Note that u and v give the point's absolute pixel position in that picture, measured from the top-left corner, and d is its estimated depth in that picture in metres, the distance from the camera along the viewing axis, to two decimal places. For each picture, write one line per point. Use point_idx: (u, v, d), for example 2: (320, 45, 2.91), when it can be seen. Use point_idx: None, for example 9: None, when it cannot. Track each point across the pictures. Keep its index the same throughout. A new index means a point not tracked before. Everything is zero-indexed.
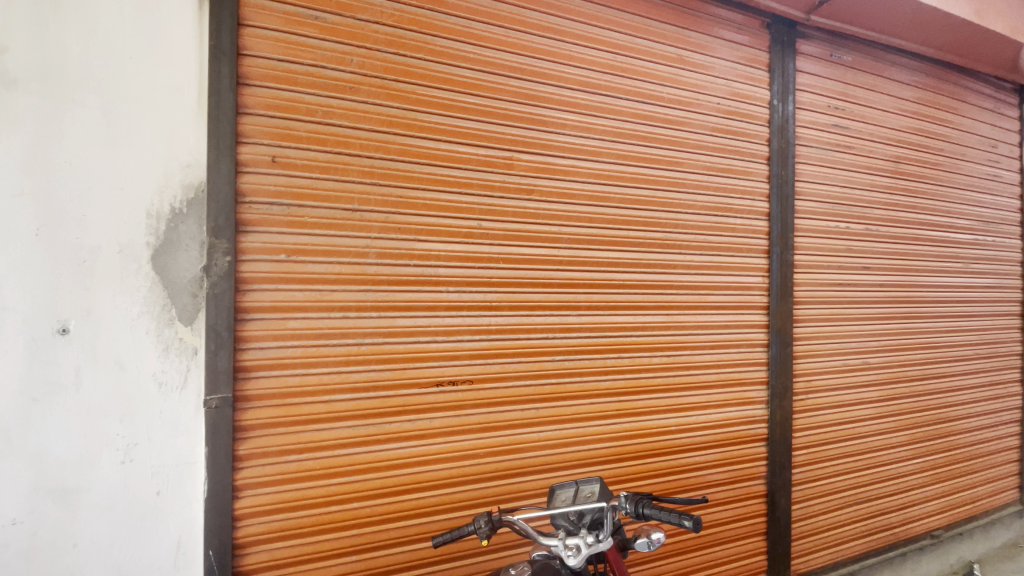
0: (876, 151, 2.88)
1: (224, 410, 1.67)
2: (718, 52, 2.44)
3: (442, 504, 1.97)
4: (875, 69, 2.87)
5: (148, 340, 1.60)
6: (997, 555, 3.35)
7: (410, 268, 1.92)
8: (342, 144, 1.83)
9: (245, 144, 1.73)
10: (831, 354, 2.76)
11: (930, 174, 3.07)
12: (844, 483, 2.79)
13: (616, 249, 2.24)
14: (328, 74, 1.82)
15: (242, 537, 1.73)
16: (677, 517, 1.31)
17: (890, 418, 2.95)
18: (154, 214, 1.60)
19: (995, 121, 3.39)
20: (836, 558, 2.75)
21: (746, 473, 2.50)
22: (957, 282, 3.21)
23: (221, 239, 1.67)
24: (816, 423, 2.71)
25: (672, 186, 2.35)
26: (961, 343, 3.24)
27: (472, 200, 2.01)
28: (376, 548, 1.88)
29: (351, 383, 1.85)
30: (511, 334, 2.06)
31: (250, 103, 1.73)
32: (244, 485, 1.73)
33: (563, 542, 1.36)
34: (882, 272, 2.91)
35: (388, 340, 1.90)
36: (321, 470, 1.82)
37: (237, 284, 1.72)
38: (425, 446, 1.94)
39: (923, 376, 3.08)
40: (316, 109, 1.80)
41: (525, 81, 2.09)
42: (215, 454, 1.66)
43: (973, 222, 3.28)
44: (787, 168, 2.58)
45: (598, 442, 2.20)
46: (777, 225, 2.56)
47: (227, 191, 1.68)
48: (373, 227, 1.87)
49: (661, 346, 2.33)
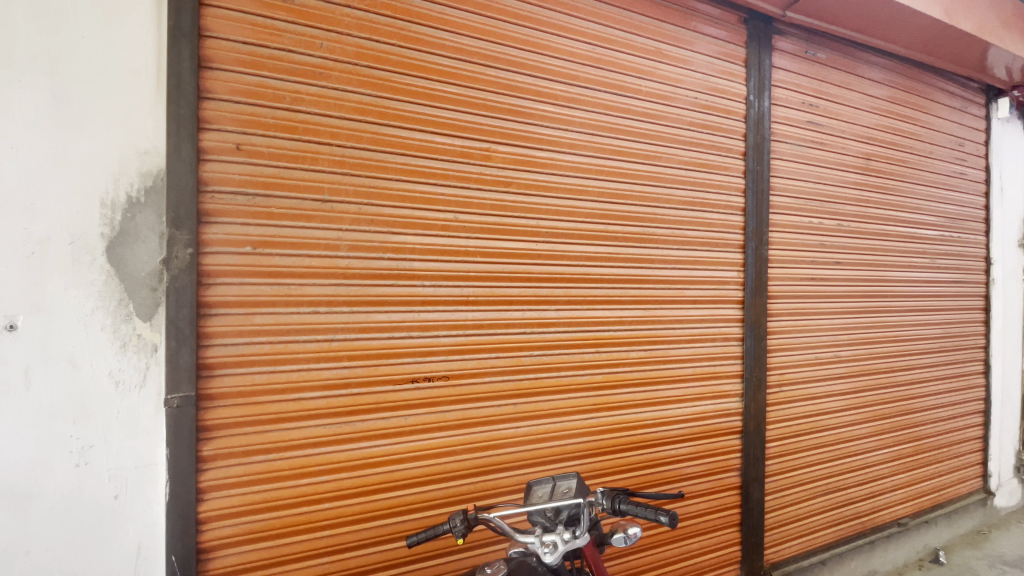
0: (849, 148, 2.94)
1: (186, 409, 1.58)
2: (696, 47, 2.44)
3: (418, 502, 1.92)
4: (848, 67, 2.94)
5: (103, 337, 1.50)
6: (961, 542, 3.48)
7: (384, 261, 1.86)
8: (311, 132, 1.75)
9: (207, 130, 1.63)
10: (804, 348, 2.81)
11: (899, 172, 3.16)
12: (815, 474, 2.86)
13: (595, 243, 2.23)
14: (297, 58, 1.73)
15: (205, 542, 1.64)
16: (654, 513, 1.30)
17: (859, 410, 3.03)
18: (109, 204, 1.50)
19: (961, 121, 3.50)
20: (808, 547, 2.82)
21: (721, 465, 2.52)
22: (924, 277, 3.31)
23: (183, 230, 1.58)
24: (789, 415, 2.76)
25: (650, 180, 2.34)
26: (927, 337, 3.35)
27: (448, 192, 1.96)
28: (349, 549, 1.83)
29: (321, 381, 1.78)
30: (488, 329, 2.03)
31: (213, 87, 1.64)
32: (208, 486, 1.64)
33: (540, 538, 1.32)
34: (852, 268, 2.98)
35: (360, 336, 1.83)
36: (289, 470, 1.75)
37: (199, 277, 1.62)
38: (400, 443, 1.89)
39: (891, 368, 3.17)
40: (284, 95, 1.72)
41: (504, 71, 2.05)
42: (176, 455, 1.57)
43: (939, 219, 3.38)
44: (763, 164, 2.61)
45: (575, 436, 2.19)
46: (753, 220, 2.59)
47: (189, 179, 1.58)
48: (345, 219, 1.80)
49: (639, 340, 2.33)
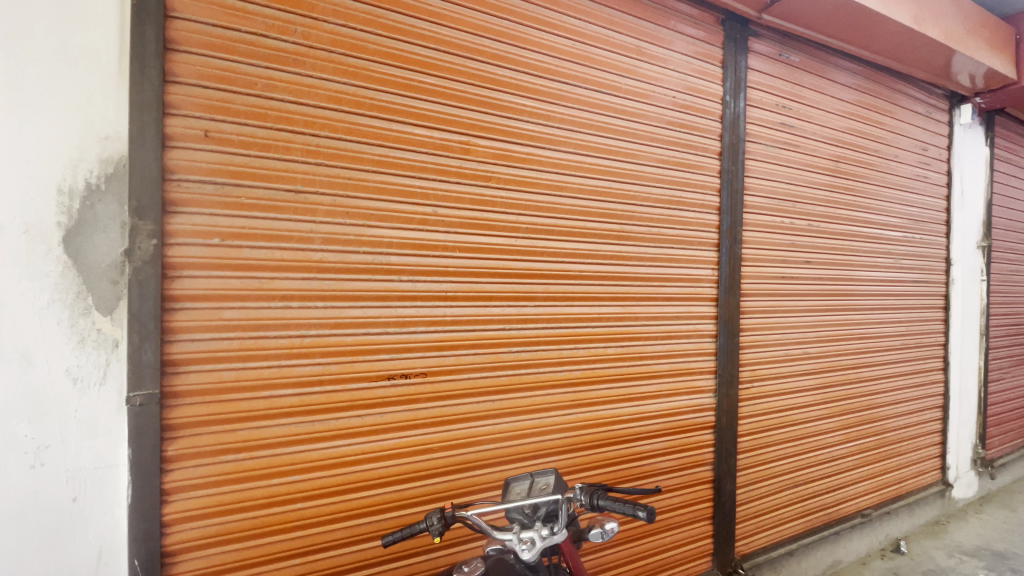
0: (819, 150, 3.02)
1: (150, 407, 1.52)
2: (674, 46, 2.47)
3: (392, 501, 1.89)
4: (820, 71, 3.02)
5: (59, 331, 1.42)
6: (921, 533, 3.63)
7: (360, 255, 1.82)
8: (284, 120, 1.70)
9: (172, 115, 1.56)
10: (775, 344, 2.88)
11: (867, 175, 3.27)
12: (785, 467, 2.94)
13: (573, 240, 2.24)
14: (269, 43, 1.68)
15: (169, 546, 1.58)
16: (632, 507, 1.31)
17: (827, 405, 3.13)
18: (66, 191, 1.42)
19: (926, 126, 3.64)
20: (777, 538, 2.89)
21: (695, 459, 2.57)
22: (888, 277, 3.44)
23: (146, 221, 1.51)
24: (760, 410, 2.83)
25: (628, 178, 2.36)
26: (891, 335, 3.48)
27: (426, 185, 1.93)
28: (320, 549, 1.79)
29: (293, 377, 1.74)
30: (466, 325, 2.02)
31: (179, 70, 1.57)
32: (172, 488, 1.58)
33: (518, 535, 1.30)
34: (821, 268, 3.07)
35: (334, 332, 1.79)
36: (259, 469, 1.69)
37: (163, 270, 1.55)
38: (374, 442, 1.86)
39: (857, 365, 3.29)
40: (256, 81, 1.66)
41: (484, 63, 2.03)
42: (139, 455, 1.50)
43: (904, 221, 3.51)
44: (737, 163, 2.66)
45: (551, 432, 2.20)
46: (727, 219, 2.64)
47: (153, 167, 1.51)
48: (319, 211, 1.75)
49: (616, 337, 2.35)
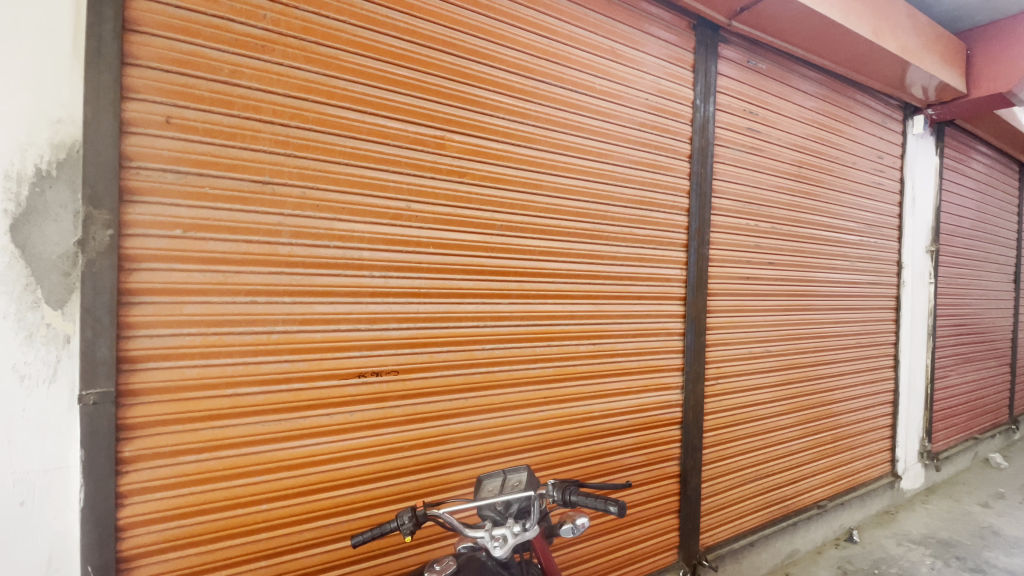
0: (784, 156, 3.14)
1: (105, 407, 1.45)
2: (647, 48, 2.51)
3: (361, 500, 1.87)
4: (786, 78, 3.12)
5: (4, 326, 1.34)
6: (873, 522, 3.82)
7: (330, 250, 1.79)
8: (251, 108, 1.65)
9: (131, 100, 1.49)
10: (739, 342, 2.98)
11: (828, 180, 3.41)
12: (748, 461, 3.04)
13: (545, 238, 2.26)
14: (235, 28, 1.62)
15: (124, 552, 1.51)
16: (603, 503, 1.32)
17: (787, 401, 3.25)
18: (13, 176, 1.34)
19: (882, 135, 3.82)
20: (739, 530, 2.99)
21: (662, 454, 2.63)
22: (846, 279, 3.60)
23: (102, 209, 1.43)
24: (725, 406, 2.92)
25: (600, 178, 2.40)
26: (847, 334, 3.65)
27: (400, 179, 1.91)
28: (285, 551, 1.75)
29: (260, 375, 1.69)
30: (438, 323, 2.01)
31: (138, 53, 1.49)
32: (128, 491, 1.51)
33: (489, 532, 1.31)
34: (784, 269, 3.19)
35: (302, 328, 1.76)
36: (222, 470, 1.64)
37: (119, 261, 1.48)
38: (343, 441, 1.83)
39: (816, 363, 3.43)
40: (221, 66, 1.60)
41: (459, 58, 2.02)
42: (92, 457, 1.43)
43: (861, 225, 3.69)
44: (706, 166, 2.73)
45: (522, 430, 2.22)
46: (695, 220, 2.71)
47: (108, 152, 1.44)
48: (287, 203, 1.71)
49: (587, 334, 2.39)
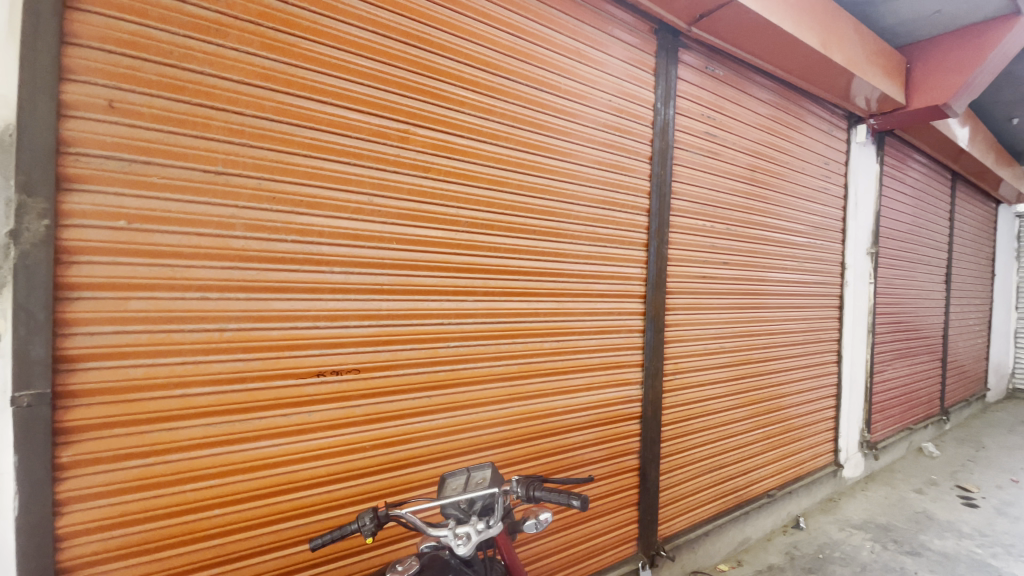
0: (740, 160, 3.27)
1: (40, 409, 1.35)
2: (611, 50, 2.56)
3: (320, 502, 1.83)
4: (742, 85, 3.26)
5: None
6: (817, 509, 4.04)
7: (287, 244, 1.74)
8: (203, 94, 1.58)
9: (70, 82, 1.40)
10: (696, 339, 3.09)
11: (779, 185, 3.58)
12: (704, 453, 3.15)
13: (509, 236, 2.28)
14: (187, 9, 1.55)
15: (62, 562, 1.42)
16: (566, 497, 1.34)
17: (741, 395, 3.40)
18: None
19: (829, 142, 4.04)
20: (695, 520, 3.10)
21: (623, 449, 2.69)
22: (794, 278, 3.79)
23: (36, 198, 1.34)
24: (683, 401, 3.02)
25: (563, 177, 2.43)
26: (796, 331, 3.84)
27: (362, 172, 1.88)
28: (239, 557, 1.69)
29: (211, 374, 1.63)
30: (401, 320, 1.99)
31: (80, 32, 1.41)
32: (67, 498, 1.42)
33: (453, 531, 1.30)
34: (738, 269, 3.33)
35: (256, 325, 1.70)
36: (170, 474, 1.57)
37: (56, 254, 1.39)
38: (301, 441, 1.79)
39: (767, 359, 3.59)
40: (171, 49, 1.53)
41: (425, 52, 2.00)
42: (26, 463, 1.34)
43: (809, 228, 3.89)
44: (666, 168, 2.81)
45: (484, 427, 2.23)
46: (655, 220, 2.78)
47: (43, 137, 1.35)
48: (243, 195, 1.66)
49: (550, 331, 2.42)
